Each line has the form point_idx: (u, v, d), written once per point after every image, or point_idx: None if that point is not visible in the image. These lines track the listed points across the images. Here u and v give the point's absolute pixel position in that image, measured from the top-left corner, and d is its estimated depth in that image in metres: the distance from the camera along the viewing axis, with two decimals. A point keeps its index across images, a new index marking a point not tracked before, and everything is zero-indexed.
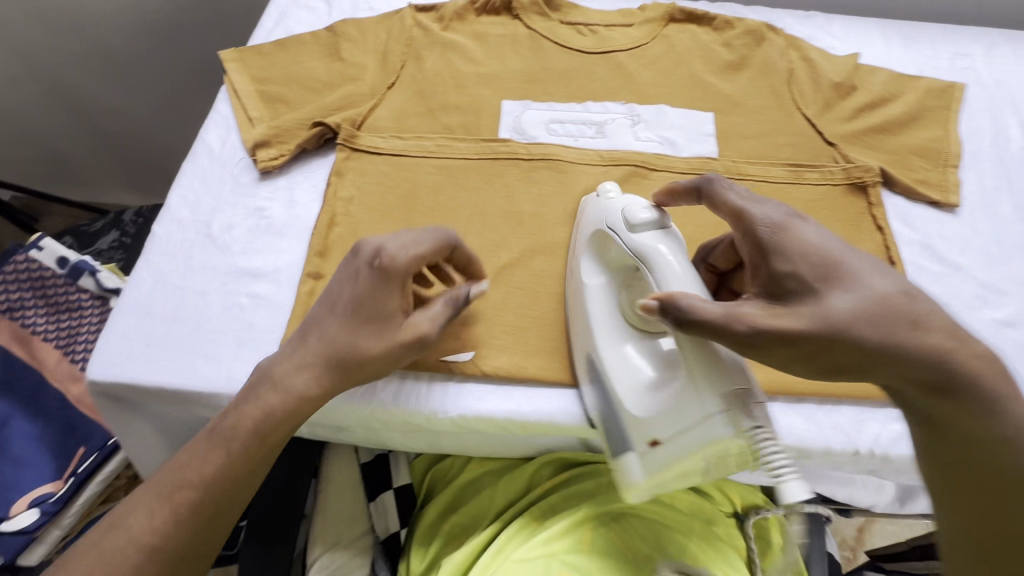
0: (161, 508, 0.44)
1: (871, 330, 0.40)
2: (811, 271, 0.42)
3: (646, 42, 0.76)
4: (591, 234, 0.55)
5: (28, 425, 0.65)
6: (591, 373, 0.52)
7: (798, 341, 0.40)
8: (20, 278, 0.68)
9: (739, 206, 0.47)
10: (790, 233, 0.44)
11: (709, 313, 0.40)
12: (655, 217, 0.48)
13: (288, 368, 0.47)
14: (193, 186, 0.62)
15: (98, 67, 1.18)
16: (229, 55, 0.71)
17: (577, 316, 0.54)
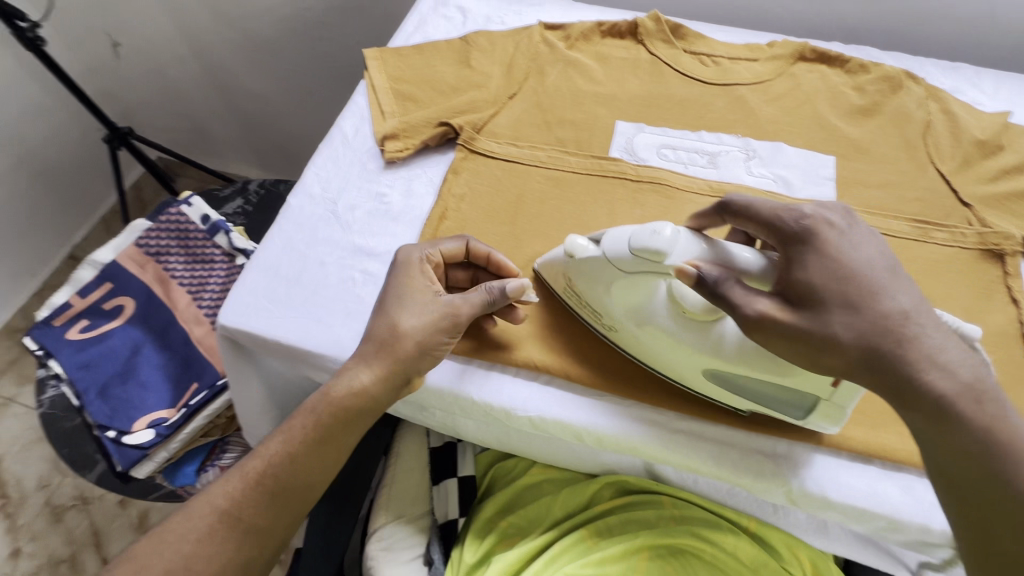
0: (238, 480, 0.51)
1: (858, 344, 0.41)
2: (826, 279, 0.43)
3: (771, 78, 0.75)
4: (602, 285, 0.53)
5: (156, 356, 0.75)
6: (668, 363, 0.52)
7: (793, 336, 0.42)
8: (168, 230, 0.78)
9: (768, 210, 0.47)
10: (814, 238, 0.45)
11: (733, 293, 0.44)
12: (673, 232, 0.47)
13: (349, 362, 0.52)
14: (326, 166, 0.68)
15: (250, 54, 1.33)
16: (372, 53, 0.78)
17: (645, 345, 0.53)
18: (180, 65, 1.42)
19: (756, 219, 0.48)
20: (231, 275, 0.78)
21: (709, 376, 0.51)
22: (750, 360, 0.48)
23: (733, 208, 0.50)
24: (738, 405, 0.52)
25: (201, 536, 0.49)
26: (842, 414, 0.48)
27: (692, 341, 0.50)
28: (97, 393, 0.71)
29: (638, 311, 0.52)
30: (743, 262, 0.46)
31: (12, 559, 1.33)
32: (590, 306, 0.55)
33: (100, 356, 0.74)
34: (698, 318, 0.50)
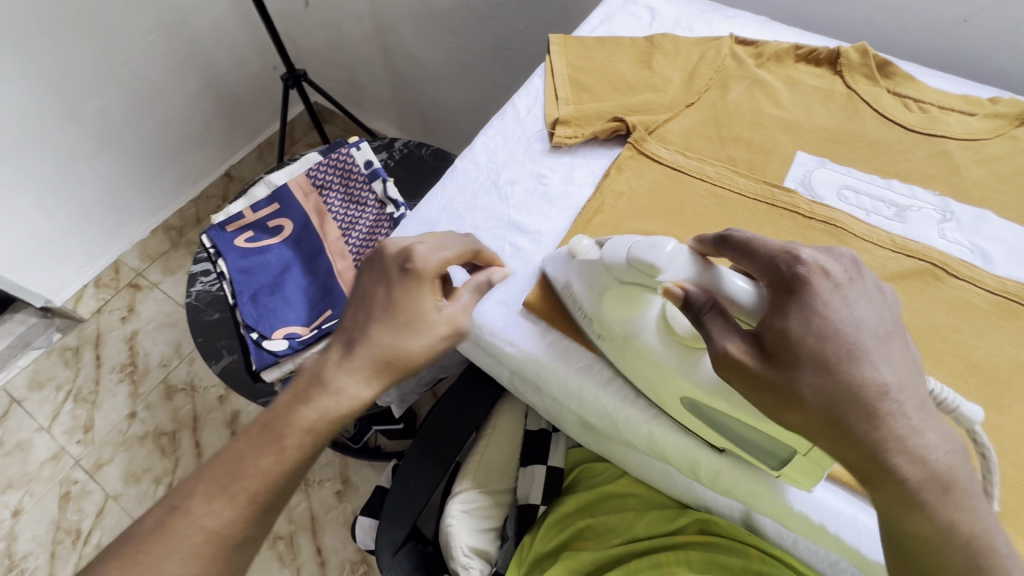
0: (218, 512, 0.48)
1: (824, 408, 0.39)
2: (811, 337, 0.40)
3: (987, 138, 0.67)
4: (596, 292, 0.53)
5: (302, 278, 0.82)
6: (638, 371, 0.52)
7: (759, 385, 0.41)
8: (335, 167, 0.85)
9: (765, 247, 0.44)
10: (808, 290, 0.41)
11: (709, 326, 0.43)
12: (674, 249, 0.45)
13: (344, 376, 0.51)
14: (494, 138, 0.71)
15: (424, 24, 1.41)
16: (556, 39, 0.79)
17: (630, 359, 0.52)
18: (356, 23, 1.54)
19: (755, 255, 0.44)
20: (378, 221, 0.83)
21: (686, 406, 0.50)
22: (730, 399, 0.46)
23: (732, 239, 0.46)
24: (716, 440, 0.51)
25: (257, 467, 0.50)
26: (820, 473, 0.46)
27: (678, 365, 0.48)
28: (249, 297, 0.79)
29: (628, 324, 0.51)
30: (738, 296, 0.43)
31: (128, 419, 1.53)
32: (585, 309, 0.55)
33: (257, 265, 0.81)
34: (689, 343, 0.48)
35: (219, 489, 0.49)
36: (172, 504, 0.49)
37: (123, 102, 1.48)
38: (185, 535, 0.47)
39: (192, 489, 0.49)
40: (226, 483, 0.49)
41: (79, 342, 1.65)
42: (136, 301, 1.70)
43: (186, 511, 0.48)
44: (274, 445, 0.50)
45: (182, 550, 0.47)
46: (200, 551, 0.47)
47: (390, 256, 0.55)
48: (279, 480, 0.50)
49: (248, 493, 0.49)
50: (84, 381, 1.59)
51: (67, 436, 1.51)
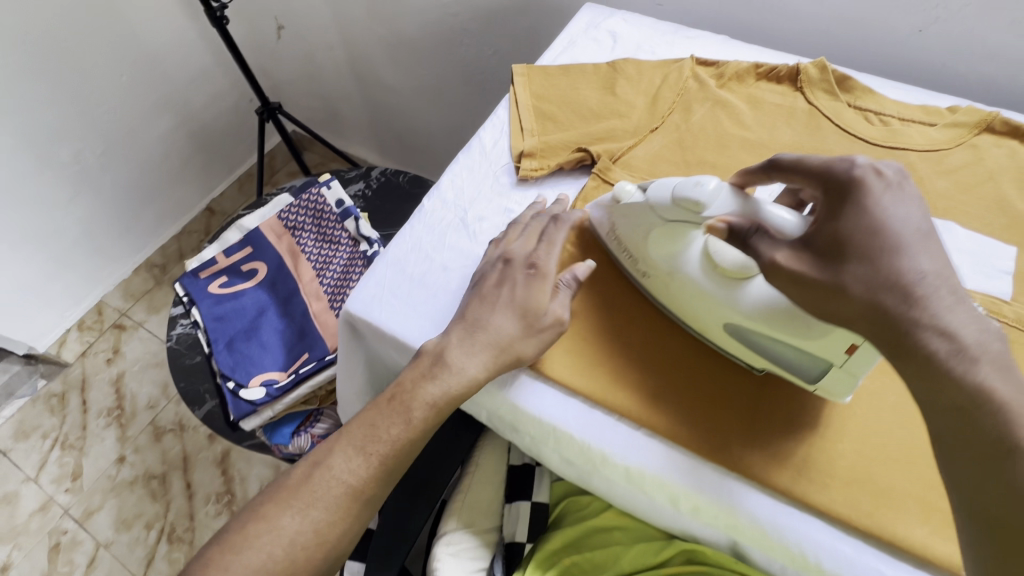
0: (337, 486, 0.52)
1: (866, 297, 0.41)
2: (861, 233, 0.42)
3: (948, 148, 0.68)
4: (641, 234, 0.56)
5: (278, 320, 0.81)
6: (688, 307, 0.55)
7: (803, 283, 0.44)
8: (307, 208, 0.84)
9: (817, 161, 0.47)
10: (862, 190, 0.43)
11: (756, 240, 0.47)
12: (717, 185, 0.50)
13: (458, 355, 0.54)
14: (461, 173, 0.71)
15: (395, 51, 1.42)
16: (520, 70, 0.80)
17: (673, 293, 0.56)
18: (328, 52, 1.54)
19: (807, 173, 0.48)
20: (352, 260, 0.83)
21: (729, 330, 0.53)
22: (776, 317, 0.49)
23: (784, 163, 0.49)
24: (756, 361, 0.53)
25: (386, 432, 0.53)
26: (853, 383, 0.49)
27: (718, 293, 0.52)
28: (225, 345, 0.78)
29: (675, 259, 0.55)
30: (781, 223, 0.47)
31: (117, 464, 1.51)
32: (630, 250, 0.58)
33: (232, 311, 0.81)
34: (727, 274, 0.52)
35: (355, 449, 0.53)
36: (316, 460, 0.54)
37: (98, 144, 1.47)
38: (323, 489, 0.52)
39: (334, 446, 0.54)
40: (362, 445, 0.53)
41: (65, 388, 1.62)
42: (121, 342, 1.69)
43: (328, 467, 0.53)
44: (400, 410, 0.53)
45: (326, 505, 0.52)
46: (342, 507, 0.52)
47: (511, 262, 0.58)
48: (405, 448, 0.54)
49: (379, 455, 0.53)
50: (71, 427, 1.57)
51: (55, 485, 1.49)
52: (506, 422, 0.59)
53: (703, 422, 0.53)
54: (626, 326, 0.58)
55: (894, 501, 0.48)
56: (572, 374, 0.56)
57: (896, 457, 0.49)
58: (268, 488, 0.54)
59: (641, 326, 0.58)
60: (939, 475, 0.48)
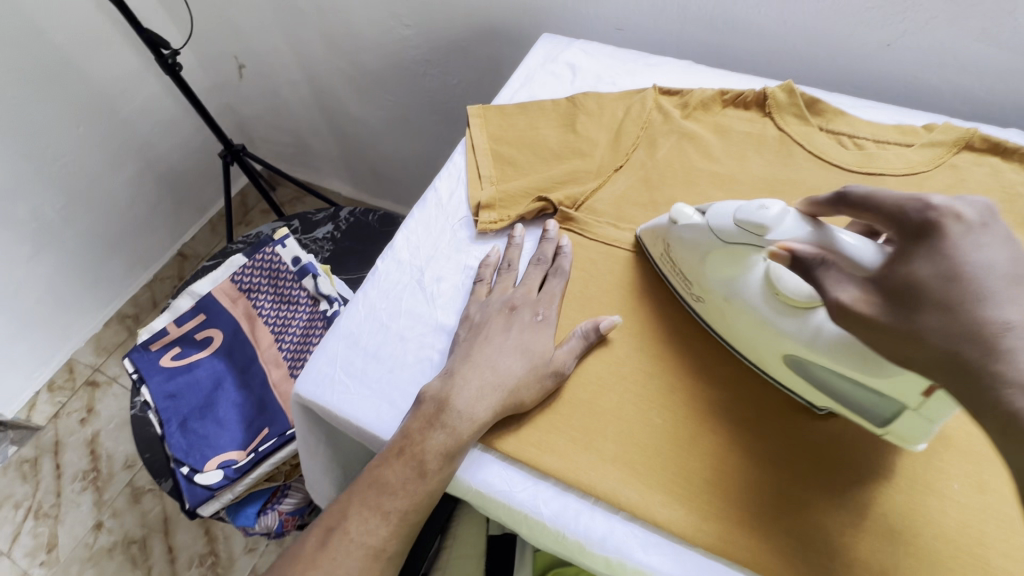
0: (356, 550, 0.49)
1: (943, 347, 0.35)
2: (935, 278, 0.36)
3: (927, 170, 0.64)
4: (698, 256, 0.53)
5: (235, 392, 0.76)
6: (748, 337, 0.51)
7: (872, 329, 0.38)
8: (261, 269, 0.79)
9: (891, 197, 0.41)
10: (937, 233, 0.38)
11: (822, 271, 0.41)
12: (781, 210, 0.46)
13: (463, 398, 0.51)
14: (417, 230, 0.67)
15: (358, 85, 1.38)
16: (475, 111, 0.75)
17: (730, 322, 0.52)
18: (292, 89, 1.50)
19: (877, 209, 0.41)
20: (312, 321, 0.78)
21: (788, 362, 0.49)
22: (840, 352, 0.44)
23: (849, 195, 0.44)
24: (816, 400, 0.49)
25: (400, 486, 0.50)
26: (928, 428, 0.43)
27: (779, 322, 0.48)
28: (178, 425, 0.74)
29: (730, 285, 0.52)
30: (853, 256, 0.41)
31: (95, 531, 1.44)
32: (685, 276, 0.55)
33: (186, 386, 0.76)
34: (792, 303, 0.48)
35: (371, 509, 0.50)
36: (330, 524, 0.50)
37: (57, 200, 1.41)
38: (345, 554, 0.48)
39: (347, 508, 0.50)
40: (376, 504, 0.49)
41: (37, 453, 1.55)
42: (95, 400, 1.62)
43: (344, 531, 0.49)
44: (413, 461, 0.50)
45: (348, 570, 0.48)
46: (365, 568, 0.48)
47: (517, 307, 0.57)
48: (424, 502, 0.50)
49: (399, 511, 0.50)
50: (44, 495, 1.49)
51: (30, 558, 1.42)
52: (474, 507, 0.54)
53: (687, 501, 0.48)
54: (600, 392, 0.53)
55: None
56: (541, 453, 0.51)
57: (900, 529, 0.45)
58: (284, 560, 0.50)
59: (616, 392, 0.53)
60: (944, 548, 0.44)
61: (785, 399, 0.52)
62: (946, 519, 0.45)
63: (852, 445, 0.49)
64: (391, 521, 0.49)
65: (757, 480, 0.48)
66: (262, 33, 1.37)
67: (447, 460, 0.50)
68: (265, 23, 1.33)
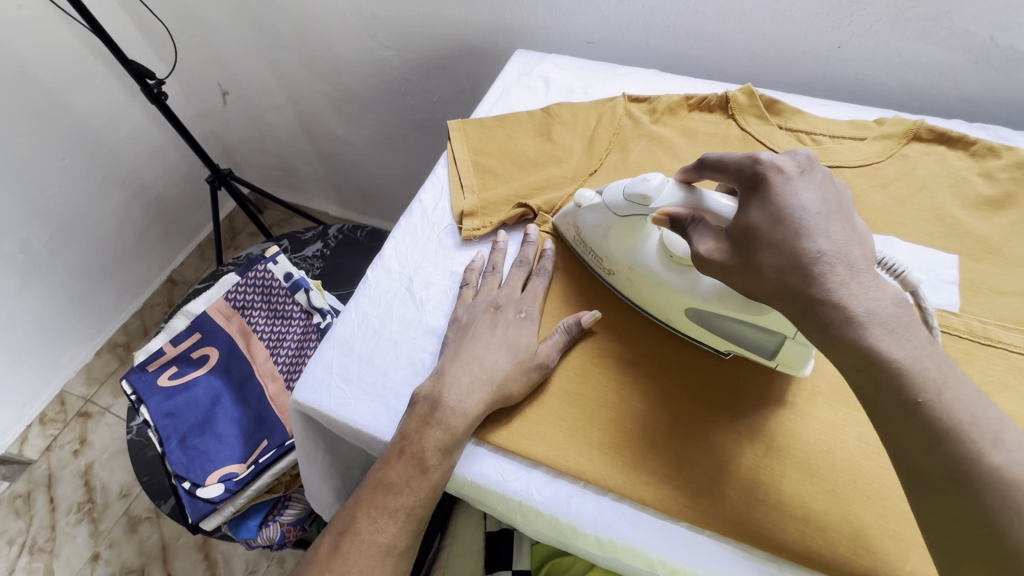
0: (370, 550, 0.51)
1: (777, 279, 0.42)
2: (766, 222, 0.44)
3: (880, 161, 0.69)
4: (601, 232, 0.59)
5: (234, 408, 0.78)
6: (650, 297, 0.58)
7: (729, 273, 0.46)
8: (255, 286, 0.82)
9: (732, 158, 0.49)
10: (764, 185, 0.46)
11: (694, 229, 0.49)
12: (660, 180, 0.52)
13: (456, 393, 0.53)
14: (404, 240, 0.70)
15: (342, 106, 1.41)
16: (455, 125, 0.79)
17: (638, 287, 0.58)
18: (276, 113, 1.53)
19: (726, 171, 0.49)
20: (306, 333, 0.81)
21: (690, 316, 0.55)
22: (726, 301, 0.51)
23: (706, 161, 0.51)
24: (717, 345, 0.55)
25: (403, 484, 0.52)
26: (807, 354, 0.51)
27: (677, 280, 0.54)
28: (178, 442, 0.75)
29: (633, 253, 0.58)
30: (715, 212, 0.49)
31: (91, 563, 1.42)
32: (595, 251, 0.61)
33: (184, 404, 0.77)
34: (683, 262, 0.55)
35: (378, 509, 0.52)
36: (341, 528, 0.52)
37: (45, 231, 1.42)
38: (359, 555, 0.50)
39: (356, 511, 0.52)
40: (383, 503, 0.51)
41: (29, 488, 1.53)
42: (87, 431, 1.61)
43: (355, 532, 0.51)
44: (413, 460, 0.51)
45: (362, 569, 0.50)
46: (378, 565, 0.50)
47: (501, 305, 0.60)
48: (428, 497, 0.52)
49: (406, 508, 0.52)
50: (38, 530, 1.47)
51: None
52: (470, 500, 0.57)
53: (672, 479, 0.50)
54: (584, 384, 0.56)
55: (873, 544, 0.46)
56: (532, 444, 0.53)
57: (871, 492, 0.48)
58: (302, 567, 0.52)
59: (599, 381, 0.56)
60: (910, 508, 0.47)
61: (759, 380, 0.55)
62: None
63: (822, 418, 0.52)
64: (399, 518, 0.51)
65: (737, 454, 0.51)
66: (245, 60, 1.40)
67: (446, 455, 0.52)
68: (248, 49, 1.37)
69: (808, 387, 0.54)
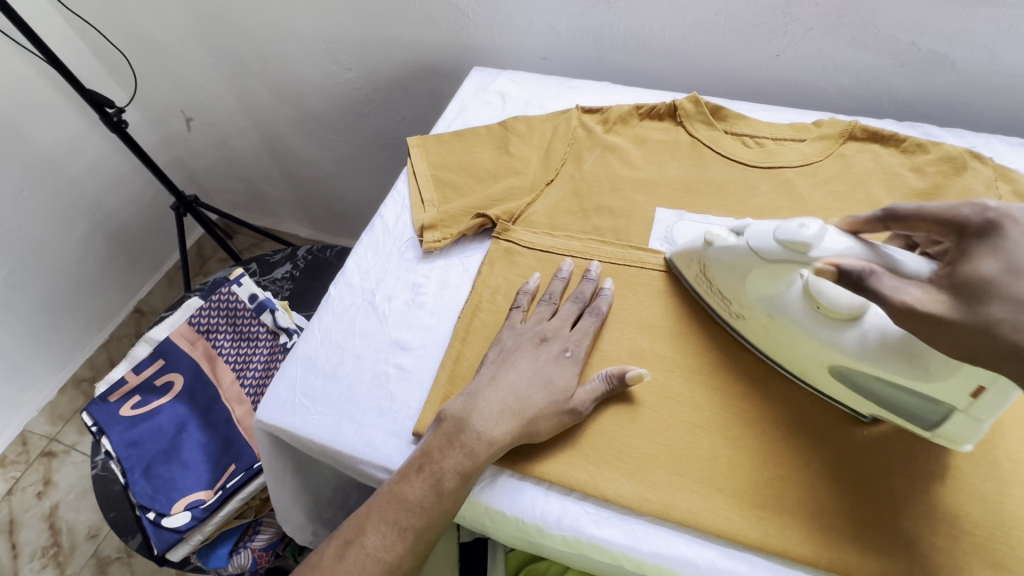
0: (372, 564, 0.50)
1: (1017, 338, 0.36)
2: (1004, 275, 0.38)
3: (819, 160, 0.72)
4: (738, 273, 0.55)
5: (199, 434, 0.76)
6: (792, 347, 0.53)
7: (944, 327, 0.39)
8: (219, 309, 0.81)
9: (941, 208, 0.44)
10: (997, 231, 0.40)
11: (881, 283, 0.41)
12: (821, 228, 0.47)
13: (489, 417, 0.53)
14: (366, 255, 0.71)
15: (307, 128, 1.42)
16: (415, 142, 0.80)
17: (773, 333, 0.54)
18: (242, 137, 1.53)
19: (926, 220, 0.45)
20: (273, 354, 0.80)
21: (834, 372, 0.51)
22: (888, 360, 0.47)
23: (897, 212, 0.48)
24: (863, 408, 0.51)
25: (418, 503, 0.51)
26: (975, 432, 0.45)
27: (825, 336, 0.50)
28: (142, 472, 0.74)
29: (772, 300, 0.53)
30: (906, 269, 0.43)
31: None
32: (723, 293, 0.57)
33: (148, 433, 0.76)
34: (834, 315, 0.50)
35: (389, 525, 0.51)
36: (348, 537, 0.52)
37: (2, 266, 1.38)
38: (363, 567, 0.50)
39: (364, 523, 0.51)
40: (394, 519, 0.51)
41: None
42: (52, 471, 1.54)
43: (362, 544, 0.51)
44: (431, 479, 0.51)
45: None
46: None
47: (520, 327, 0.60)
48: (439, 521, 0.51)
49: (414, 528, 0.51)
50: None
51: None
52: None
53: (634, 475, 0.52)
54: None
55: (819, 522, 0.49)
56: None
57: (815, 473, 0.51)
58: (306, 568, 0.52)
59: None
60: (854, 486, 0.50)
61: (710, 372, 0.57)
62: (856, 459, 0.51)
63: (769, 406, 0.55)
64: (404, 536, 0.51)
65: (693, 445, 0.53)
66: (208, 86, 1.40)
67: (464, 477, 0.51)
68: (210, 76, 1.37)
69: (756, 377, 0.57)
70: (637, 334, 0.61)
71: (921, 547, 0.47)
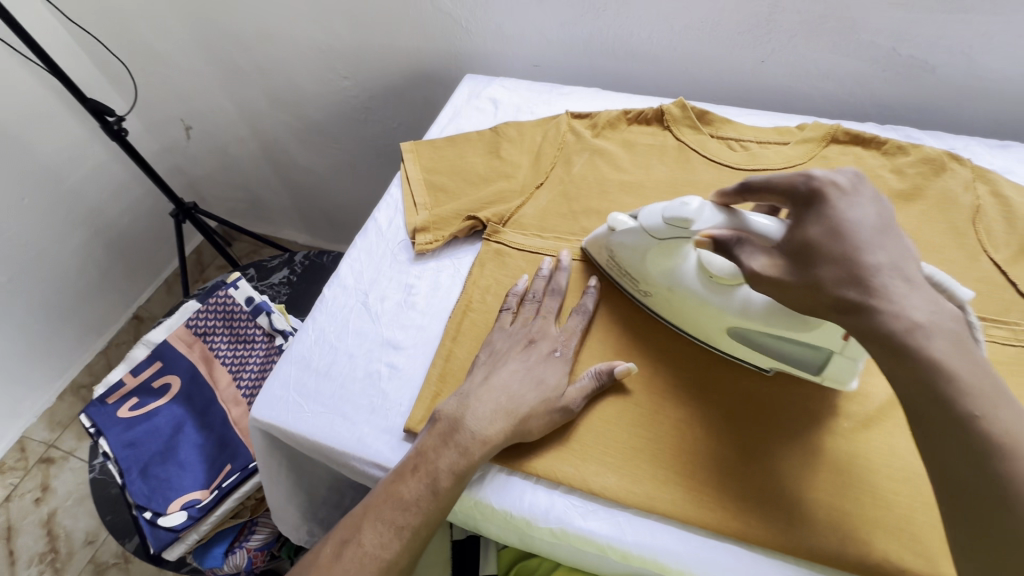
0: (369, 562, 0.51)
1: (834, 292, 0.42)
2: (825, 237, 0.43)
3: (802, 163, 0.74)
4: (639, 255, 0.59)
5: (196, 435, 0.77)
6: (691, 316, 0.58)
7: (783, 288, 0.44)
8: (216, 312, 0.83)
9: (782, 177, 0.47)
10: (821, 200, 0.44)
11: (741, 253, 0.47)
12: (701, 204, 0.52)
13: (484, 419, 0.54)
14: (359, 257, 0.72)
15: (305, 136, 1.44)
16: (408, 147, 0.82)
17: (675, 305, 0.59)
18: (240, 145, 1.55)
19: (771, 188, 0.47)
20: (269, 356, 0.81)
21: (733, 335, 0.56)
22: (768, 318, 0.52)
23: (751, 184, 0.49)
24: (761, 362, 0.56)
25: (414, 501, 0.52)
26: (853, 368, 0.52)
27: (718, 302, 0.55)
28: (139, 472, 0.75)
29: (671, 274, 0.58)
30: (761, 231, 0.48)
31: None
32: (630, 273, 0.62)
33: (145, 434, 0.77)
34: (723, 282, 0.55)
35: (383, 523, 0.52)
36: (345, 536, 0.52)
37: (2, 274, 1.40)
38: (359, 566, 0.51)
39: (359, 521, 0.52)
40: (390, 518, 0.51)
41: None
42: (50, 478, 1.55)
43: (359, 542, 0.52)
44: (427, 478, 0.52)
45: None
46: None
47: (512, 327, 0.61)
48: (433, 518, 0.52)
49: (411, 526, 0.51)
50: None
51: None
52: None
53: (621, 469, 0.53)
54: None
55: (803, 514, 0.49)
56: None
57: (798, 466, 0.52)
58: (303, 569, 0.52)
59: None
60: (836, 479, 0.50)
61: (696, 369, 0.58)
62: (838, 452, 0.52)
63: (752, 400, 0.56)
64: (399, 534, 0.52)
65: (678, 440, 0.54)
66: (207, 95, 1.43)
67: (457, 476, 0.52)
68: (210, 86, 1.40)
69: (740, 373, 0.58)
70: (624, 333, 0.62)
71: (902, 539, 0.47)
